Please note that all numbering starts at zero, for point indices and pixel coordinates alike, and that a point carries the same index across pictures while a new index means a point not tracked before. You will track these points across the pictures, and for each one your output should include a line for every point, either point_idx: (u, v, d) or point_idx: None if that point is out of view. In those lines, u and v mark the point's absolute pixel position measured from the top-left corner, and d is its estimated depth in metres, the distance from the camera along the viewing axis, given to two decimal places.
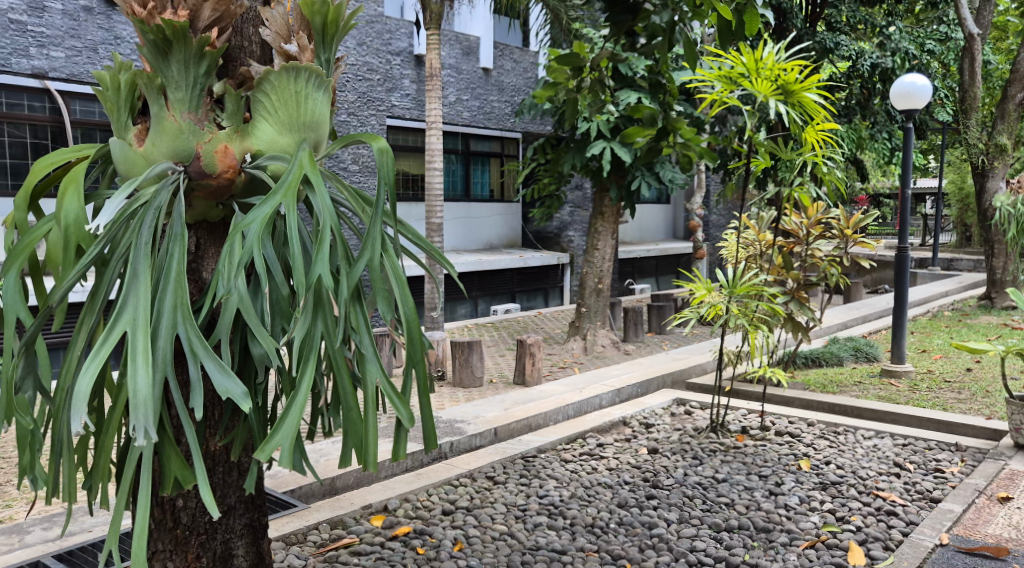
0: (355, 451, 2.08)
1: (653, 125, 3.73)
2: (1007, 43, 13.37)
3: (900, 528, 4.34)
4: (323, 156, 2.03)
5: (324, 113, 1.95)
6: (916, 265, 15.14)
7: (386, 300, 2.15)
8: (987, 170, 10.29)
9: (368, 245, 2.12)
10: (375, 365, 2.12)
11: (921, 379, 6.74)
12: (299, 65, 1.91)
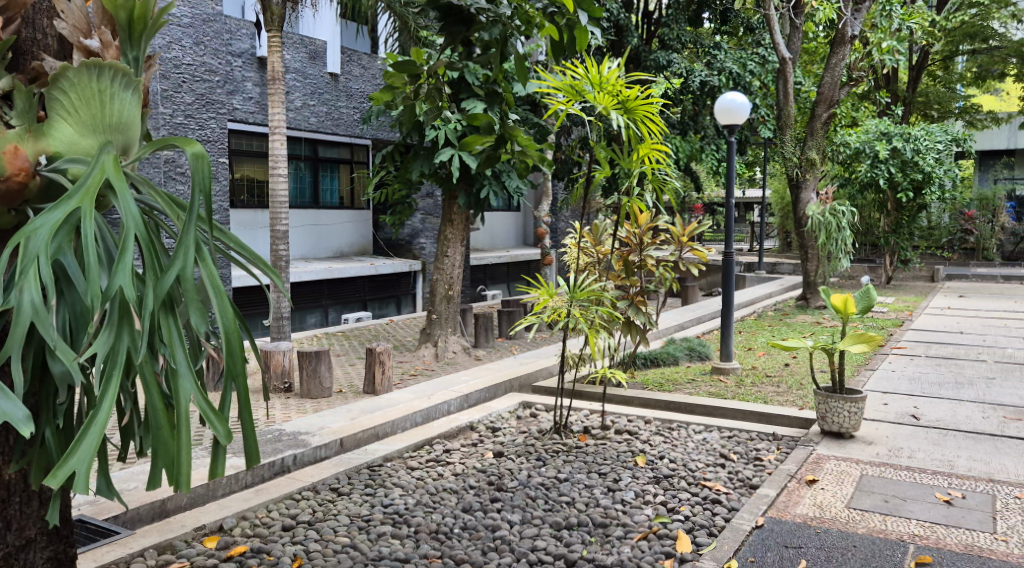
0: (166, 472, 1.96)
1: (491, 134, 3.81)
2: (814, 67, 14.66)
3: (723, 515, 4.64)
4: (132, 161, 1.91)
5: (132, 115, 1.83)
6: (744, 268, 16.27)
7: (201, 311, 2.05)
8: (801, 182, 11.23)
9: (180, 251, 2.02)
10: (189, 381, 2.00)
11: (745, 375, 7.26)
12: (102, 62, 1.77)
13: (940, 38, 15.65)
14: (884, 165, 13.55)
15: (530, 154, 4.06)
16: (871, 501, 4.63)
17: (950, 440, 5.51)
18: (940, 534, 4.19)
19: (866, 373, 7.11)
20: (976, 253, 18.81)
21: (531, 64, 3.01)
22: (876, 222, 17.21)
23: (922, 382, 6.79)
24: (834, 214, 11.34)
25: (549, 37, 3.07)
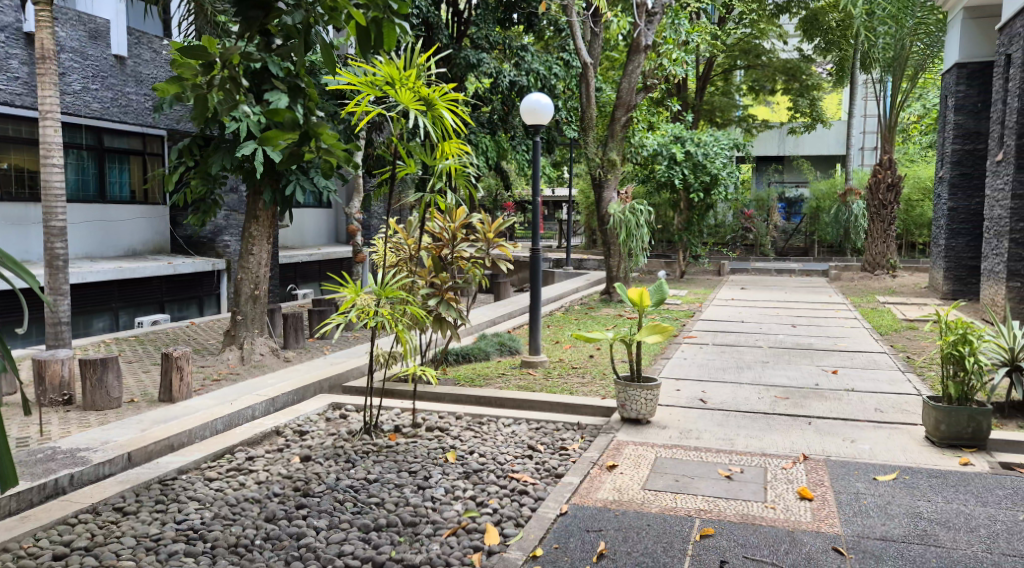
0: None
1: (295, 131, 3.57)
2: (613, 74, 15.49)
3: (529, 505, 4.75)
4: None
5: None
6: (553, 265, 16.85)
7: None
8: (603, 181, 11.83)
9: None
10: None
11: (553, 367, 7.52)
12: None
13: (722, 52, 17.04)
14: (678, 167, 14.62)
15: (335, 151, 3.92)
16: (664, 481, 4.96)
17: (731, 420, 6.03)
18: (721, 507, 4.56)
19: (661, 361, 7.62)
20: (755, 249, 20.48)
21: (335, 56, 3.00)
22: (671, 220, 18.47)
23: (710, 367, 7.40)
24: (633, 213, 12.14)
25: (354, 34, 3.06)
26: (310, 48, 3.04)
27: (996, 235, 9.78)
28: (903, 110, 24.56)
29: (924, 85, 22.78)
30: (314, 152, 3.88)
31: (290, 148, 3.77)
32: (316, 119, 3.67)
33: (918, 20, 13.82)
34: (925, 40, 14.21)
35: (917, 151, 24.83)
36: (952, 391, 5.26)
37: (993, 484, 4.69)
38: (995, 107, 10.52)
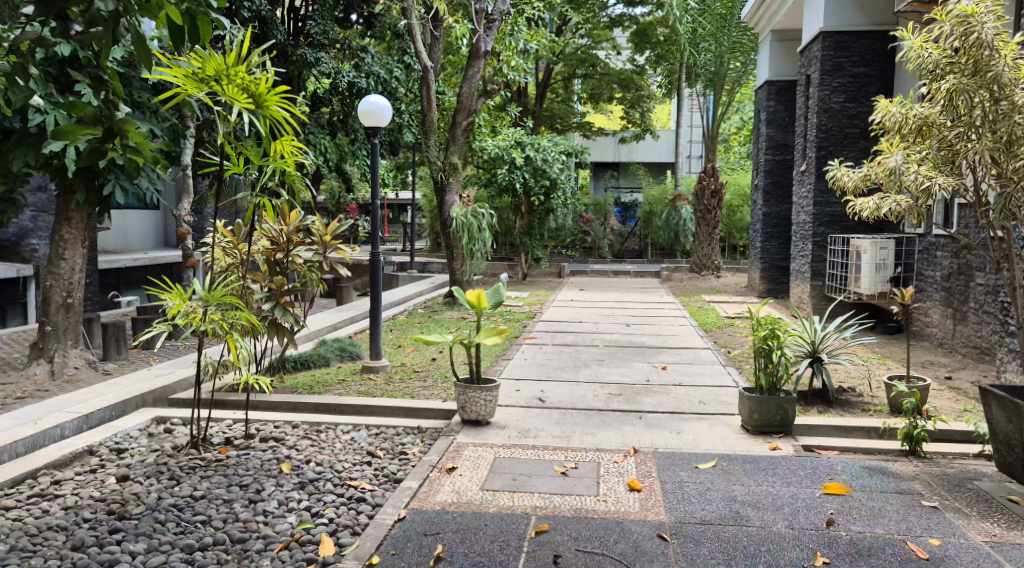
0: None
1: (98, 126, 3.27)
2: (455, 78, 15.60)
3: (367, 512, 4.65)
4: None
5: None
6: (397, 268, 16.71)
7: None
8: (446, 186, 11.88)
9: None
10: None
11: (395, 371, 7.44)
12: None
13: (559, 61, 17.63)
14: (519, 171, 14.94)
15: (145, 148, 3.64)
16: (502, 481, 5.02)
17: (567, 418, 6.21)
18: (557, 503, 4.68)
19: (502, 362, 7.73)
20: (593, 252, 21.36)
21: (151, 50, 2.80)
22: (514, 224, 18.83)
23: (548, 367, 7.61)
24: (475, 217, 12.19)
25: (168, 25, 2.86)
26: (118, 37, 2.82)
27: (802, 238, 10.71)
28: (724, 121, 26.46)
29: (742, 98, 24.62)
30: (122, 149, 3.58)
31: (89, 143, 3.43)
32: (120, 113, 3.36)
33: (735, 39, 14.92)
34: (741, 58, 15.36)
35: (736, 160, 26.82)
36: (763, 382, 5.70)
37: (796, 465, 5.12)
38: (799, 121, 11.54)
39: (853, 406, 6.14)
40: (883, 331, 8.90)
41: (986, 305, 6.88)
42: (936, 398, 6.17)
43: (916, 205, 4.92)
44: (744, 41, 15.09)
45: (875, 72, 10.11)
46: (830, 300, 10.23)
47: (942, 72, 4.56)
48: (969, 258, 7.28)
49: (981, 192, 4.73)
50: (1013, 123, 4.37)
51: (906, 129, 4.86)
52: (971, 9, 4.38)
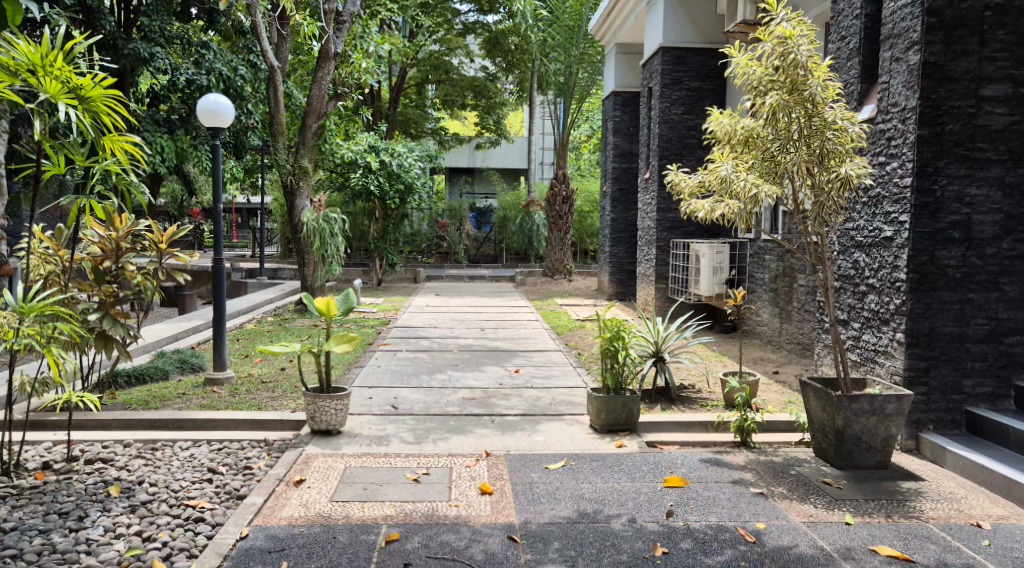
0: None
1: None
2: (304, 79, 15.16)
3: (205, 533, 4.41)
4: None
5: None
6: (246, 275, 16.02)
7: None
8: (295, 190, 11.55)
9: None
10: None
11: (241, 383, 7.12)
12: None
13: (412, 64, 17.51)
14: (373, 176, 14.77)
15: None
16: (352, 491, 4.92)
17: (421, 424, 6.18)
18: (408, 510, 4.64)
19: (355, 370, 7.58)
20: (450, 257, 21.40)
21: None
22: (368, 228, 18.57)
23: (402, 373, 7.54)
24: (327, 221, 11.88)
25: None
26: None
27: (646, 243, 11.23)
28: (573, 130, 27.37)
29: (590, 108, 25.54)
30: None
31: None
32: None
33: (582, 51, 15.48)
34: (588, 69, 15.95)
35: (586, 167, 27.81)
36: (609, 382, 5.91)
37: (640, 461, 5.35)
38: (642, 132, 12.10)
39: (693, 402, 6.51)
40: (720, 330, 9.49)
41: (806, 304, 7.50)
42: (765, 392, 6.65)
43: (745, 212, 5.14)
44: (590, 53, 15.69)
45: (709, 87, 10.81)
46: (672, 301, 10.79)
47: (765, 89, 4.88)
48: (791, 262, 7.90)
49: (798, 201, 5.12)
50: (824, 138, 4.82)
51: (733, 141, 5.13)
52: (790, 32, 4.73)
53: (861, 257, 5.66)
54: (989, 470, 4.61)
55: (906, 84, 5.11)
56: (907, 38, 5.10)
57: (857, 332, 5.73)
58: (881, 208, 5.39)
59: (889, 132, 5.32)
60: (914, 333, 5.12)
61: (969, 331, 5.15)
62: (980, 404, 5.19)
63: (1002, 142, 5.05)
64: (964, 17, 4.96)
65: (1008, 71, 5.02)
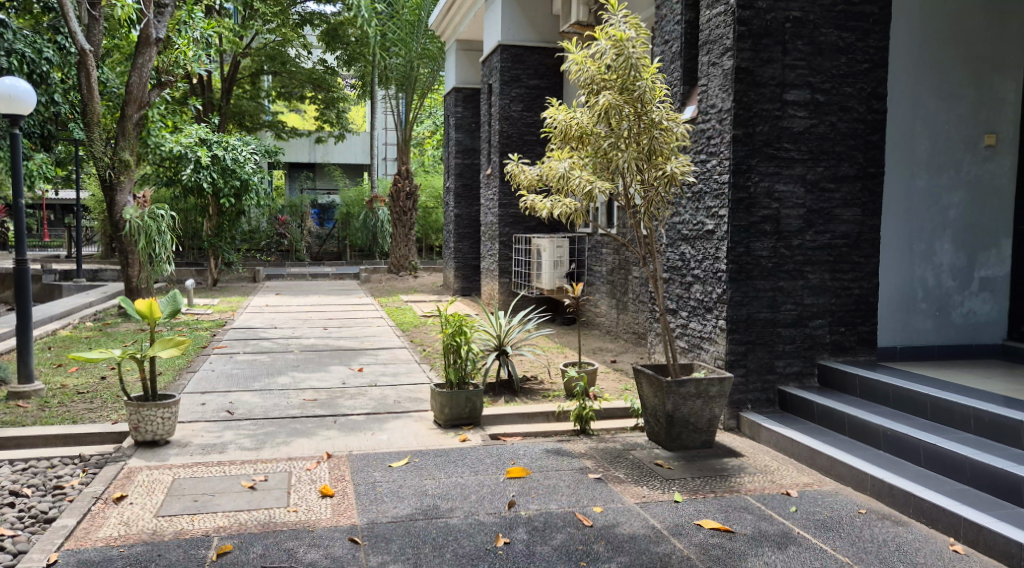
0: None
1: None
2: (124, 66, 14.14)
3: (5, 563, 3.99)
4: None
5: None
6: (60, 276, 14.72)
7: None
8: (115, 184, 10.73)
9: None
10: None
11: (53, 395, 6.52)
12: None
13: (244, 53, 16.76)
14: (205, 171, 13.91)
15: None
16: (180, 504, 4.62)
17: (258, 429, 5.92)
18: (241, 520, 4.42)
19: (186, 376, 7.14)
20: (291, 255, 20.70)
21: None
22: (200, 226, 17.61)
23: (238, 377, 7.20)
24: (152, 218, 11.15)
25: None
26: None
27: (489, 238, 11.37)
28: (416, 126, 27.28)
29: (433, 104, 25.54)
30: None
31: None
32: None
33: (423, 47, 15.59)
34: (429, 65, 16.08)
35: (431, 163, 27.79)
36: (452, 377, 5.92)
37: (483, 454, 5.41)
38: (483, 128, 12.24)
39: (535, 394, 6.66)
40: (561, 322, 9.78)
41: (639, 295, 7.89)
42: (603, 380, 6.92)
43: (580, 207, 5.27)
44: (431, 50, 15.85)
45: (546, 85, 11.12)
46: (515, 295, 10.99)
47: (598, 86, 5.08)
48: (625, 255, 8.27)
49: (629, 196, 5.32)
50: (651, 135, 5.06)
51: (569, 137, 5.27)
52: (622, 33, 4.91)
53: (686, 249, 6.01)
54: (796, 442, 5.04)
55: (722, 87, 5.48)
56: (722, 45, 5.47)
57: (685, 320, 6.09)
58: (703, 203, 5.75)
59: (709, 132, 5.68)
60: (733, 320, 5.49)
61: (780, 317, 5.59)
62: (791, 383, 5.66)
63: (804, 143, 5.52)
64: (769, 28, 5.38)
65: (807, 78, 5.49)
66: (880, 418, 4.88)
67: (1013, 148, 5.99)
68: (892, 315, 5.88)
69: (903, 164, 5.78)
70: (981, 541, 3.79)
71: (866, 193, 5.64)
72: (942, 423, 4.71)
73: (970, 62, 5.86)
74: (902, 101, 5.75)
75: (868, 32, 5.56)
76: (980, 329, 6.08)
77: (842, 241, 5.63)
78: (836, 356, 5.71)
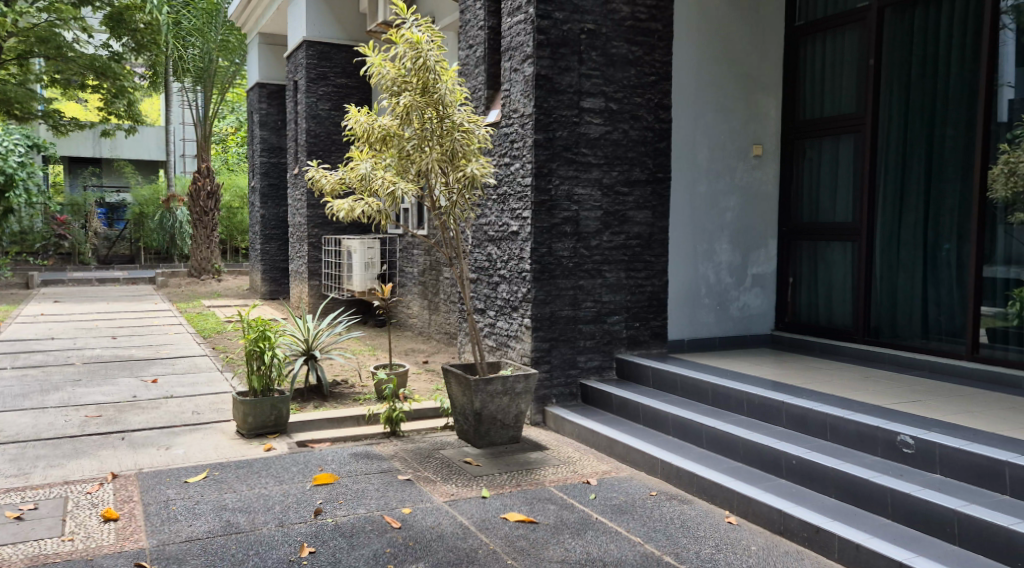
0: None
1: None
2: None
3: None
4: None
5: None
6: None
7: None
8: None
9: None
10: None
11: None
12: None
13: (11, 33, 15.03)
14: None
15: None
16: None
17: (28, 452, 5.32)
18: (4, 555, 3.94)
19: None
20: (73, 257, 18.96)
21: None
22: None
23: (4, 395, 6.42)
24: None
25: None
26: None
27: (298, 239, 11.02)
28: (217, 121, 25.92)
29: (236, 99, 24.40)
30: None
31: None
32: None
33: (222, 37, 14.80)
34: (228, 58, 15.40)
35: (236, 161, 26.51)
36: (255, 385, 5.65)
37: (288, 462, 5.21)
38: (289, 127, 11.84)
39: (345, 397, 6.53)
40: (372, 324, 9.69)
41: (449, 295, 7.98)
42: (414, 382, 6.92)
43: (384, 208, 5.22)
44: (230, 41, 15.21)
45: (354, 84, 10.97)
46: (325, 297, 10.71)
47: (398, 89, 5.05)
48: (436, 256, 8.33)
49: (434, 198, 5.34)
50: (453, 138, 5.13)
51: (371, 139, 5.21)
52: (418, 36, 4.93)
53: (493, 250, 6.15)
54: (596, 432, 5.32)
55: (523, 93, 5.68)
56: (522, 52, 5.67)
57: (492, 319, 6.24)
58: (508, 205, 5.92)
59: (512, 135, 5.86)
60: (538, 318, 5.69)
61: (581, 314, 5.87)
62: (592, 376, 5.97)
63: (600, 148, 5.83)
64: (565, 38, 5.64)
65: (601, 87, 5.80)
66: (669, 405, 5.26)
67: (776, 158, 6.69)
68: (680, 309, 6.34)
69: (687, 170, 6.26)
70: (751, 512, 4.18)
71: (656, 197, 6.07)
72: (721, 408, 5.17)
73: (742, 79, 6.46)
74: (686, 111, 6.23)
75: (654, 47, 5.99)
76: (753, 320, 6.71)
77: (635, 241, 6.01)
78: (632, 349, 6.09)
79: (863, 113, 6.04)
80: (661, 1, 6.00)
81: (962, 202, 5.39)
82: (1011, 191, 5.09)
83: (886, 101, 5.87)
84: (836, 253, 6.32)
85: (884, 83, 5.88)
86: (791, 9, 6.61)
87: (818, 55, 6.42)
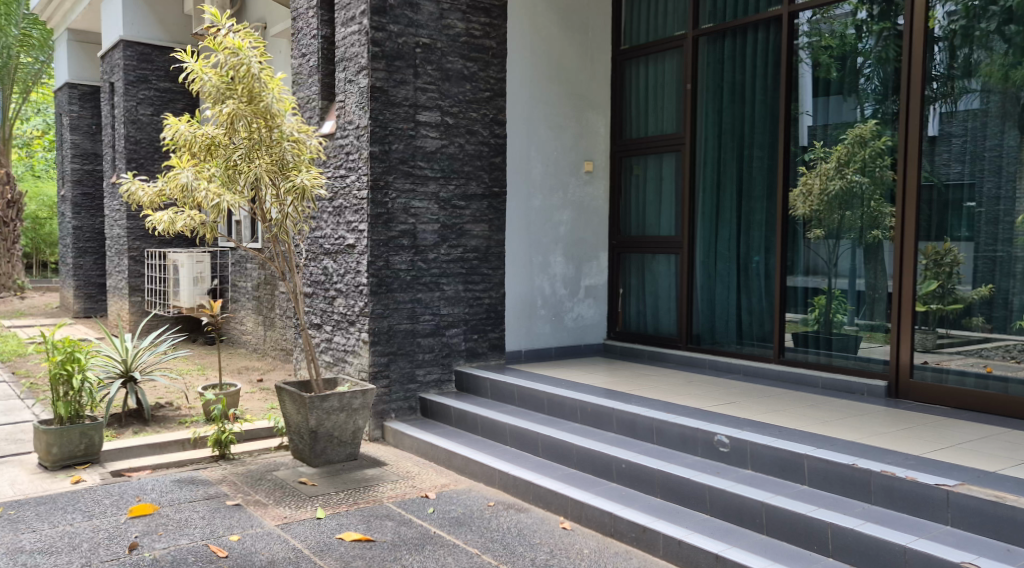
0: None
1: None
2: None
3: None
4: None
5: None
6: None
7: None
8: None
9: None
10: None
11: None
12: None
13: None
14: None
15: None
16: None
17: None
18: None
19: None
20: None
21: None
22: None
23: None
24: None
25: None
26: None
27: (116, 253, 10.27)
28: (20, 124, 23.69)
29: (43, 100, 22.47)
30: None
31: None
32: None
33: (22, 30, 13.55)
34: (32, 54, 14.21)
35: (43, 166, 24.34)
36: (62, 412, 5.17)
37: (101, 495, 4.81)
38: (105, 132, 11.02)
39: (169, 421, 6.13)
40: (201, 343, 9.20)
41: (283, 310, 7.72)
42: (246, 402, 6.62)
43: (208, 221, 4.97)
44: (33, 36, 14.07)
45: (180, 89, 10.42)
46: (148, 314, 10.02)
47: (221, 97, 4.83)
48: (269, 270, 8.04)
49: (265, 209, 5.14)
50: (282, 149, 4.98)
51: (194, 148, 4.94)
52: (239, 43, 4.74)
53: (329, 263, 6.04)
54: (435, 445, 5.31)
55: (358, 104, 5.62)
56: (357, 63, 5.61)
57: (329, 334, 6.10)
58: (344, 217, 5.83)
59: (347, 147, 5.79)
60: (375, 332, 5.62)
61: (419, 327, 5.86)
62: (431, 390, 5.96)
63: (436, 162, 5.86)
64: (400, 51, 5.64)
65: (437, 101, 5.85)
66: (506, 416, 5.35)
67: (605, 174, 7.02)
68: (517, 321, 6.47)
69: (522, 185, 6.42)
70: (583, 516, 4.32)
71: (492, 211, 6.19)
72: (555, 416, 5.32)
73: (572, 98, 6.72)
74: (521, 127, 6.39)
75: (489, 64, 6.12)
76: (587, 330, 6.98)
77: (472, 254, 6.09)
78: (470, 362, 6.15)
79: (682, 133, 6.46)
80: (495, 19, 6.14)
81: (768, 218, 5.89)
82: (809, 209, 5.63)
83: (701, 124, 6.33)
84: (661, 265, 6.71)
85: (699, 107, 6.34)
86: (617, 33, 6.98)
87: (641, 77, 6.80)
